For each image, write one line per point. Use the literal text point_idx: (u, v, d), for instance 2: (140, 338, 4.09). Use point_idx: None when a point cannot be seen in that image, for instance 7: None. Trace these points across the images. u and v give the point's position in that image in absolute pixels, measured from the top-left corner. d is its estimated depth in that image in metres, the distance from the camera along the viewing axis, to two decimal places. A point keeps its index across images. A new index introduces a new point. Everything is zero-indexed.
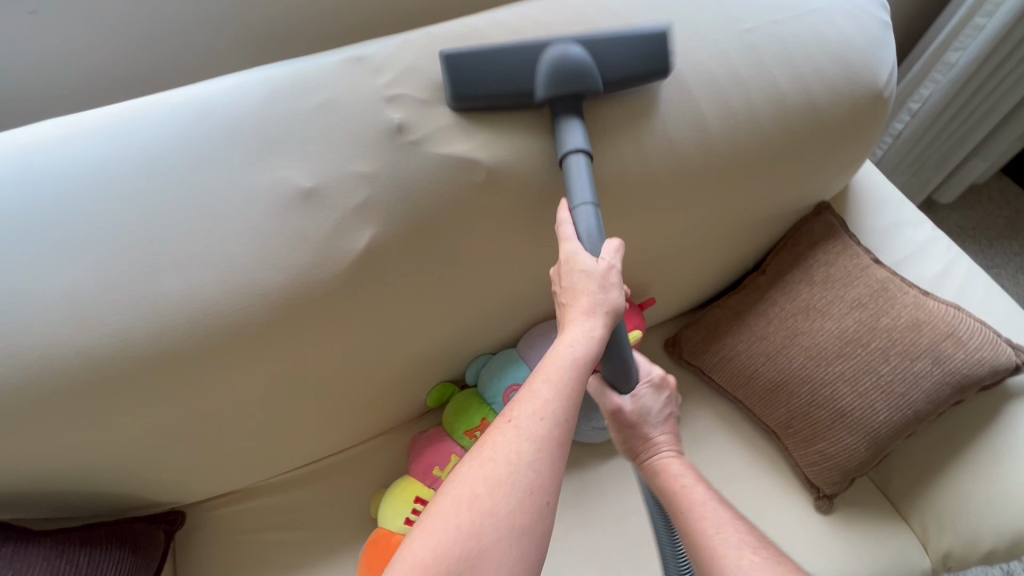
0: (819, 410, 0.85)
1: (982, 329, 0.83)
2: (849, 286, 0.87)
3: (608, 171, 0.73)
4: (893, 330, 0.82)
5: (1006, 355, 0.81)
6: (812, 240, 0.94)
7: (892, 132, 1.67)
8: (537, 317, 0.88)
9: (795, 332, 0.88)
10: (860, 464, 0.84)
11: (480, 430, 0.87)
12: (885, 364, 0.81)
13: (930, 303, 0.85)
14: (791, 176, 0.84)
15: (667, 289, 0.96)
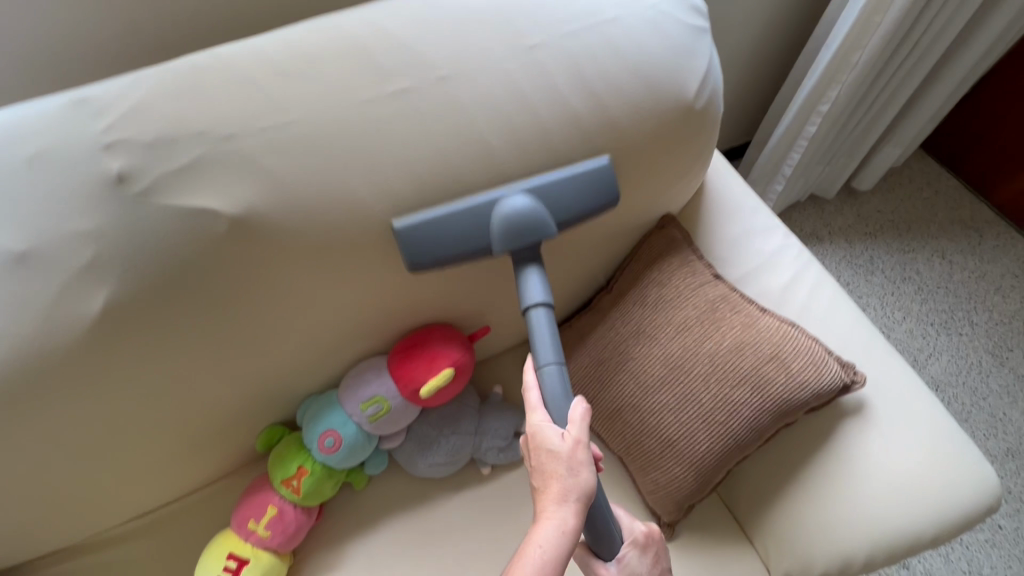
0: (649, 439, 0.83)
1: (815, 347, 0.79)
2: (680, 308, 0.84)
3: (385, 207, 0.68)
4: (715, 356, 0.80)
5: (835, 374, 0.77)
6: (653, 257, 0.89)
7: (805, 136, 1.52)
8: (354, 357, 0.83)
9: (628, 358, 0.85)
10: (690, 493, 0.81)
11: (297, 479, 0.82)
12: (707, 392, 0.79)
13: (761, 322, 0.81)
14: (609, 198, 0.79)
15: (505, 316, 0.92)
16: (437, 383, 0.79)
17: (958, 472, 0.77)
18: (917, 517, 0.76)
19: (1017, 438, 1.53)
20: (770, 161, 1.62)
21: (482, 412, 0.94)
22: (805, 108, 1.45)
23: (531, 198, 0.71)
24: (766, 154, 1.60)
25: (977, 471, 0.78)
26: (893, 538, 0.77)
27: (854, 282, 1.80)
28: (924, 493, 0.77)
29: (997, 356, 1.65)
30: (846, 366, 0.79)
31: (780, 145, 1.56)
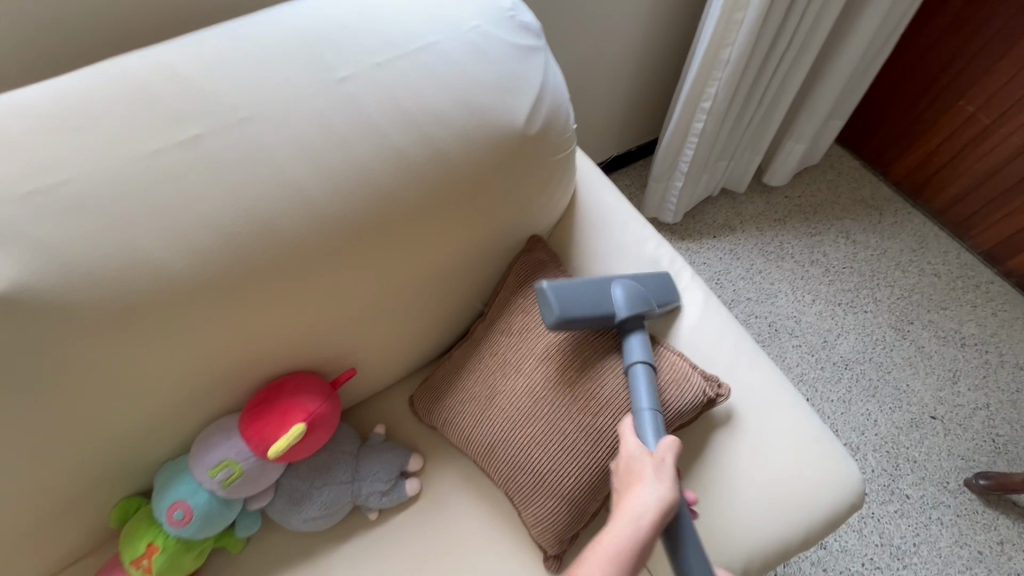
0: (523, 474, 0.83)
1: (677, 364, 0.81)
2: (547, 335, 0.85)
3: (188, 267, 0.62)
4: (580, 383, 0.81)
5: (696, 391, 0.78)
6: (519, 285, 0.88)
7: (694, 132, 1.55)
8: (203, 419, 0.78)
9: (499, 392, 0.85)
10: (570, 524, 0.81)
11: (148, 558, 0.76)
12: (572, 422, 0.80)
13: (626, 342, 0.82)
14: (455, 231, 0.77)
15: (372, 357, 0.88)
16: (286, 441, 0.75)
17: (822, 472, 0.78)
18: (786, 523, 0.76)
19: (920, 409, 1.59)
20: (667, 158, 1.65)
21: (360, 457, 0.89)
22: (689, 105, 1.49)
23: (631, 281, 0.82)
24: (662, 152, 1.63)
25: (840, 469, 0.78)
26: (764, 545, 0.77)
27: (765, 269, 1.84)
28: (790, 498, 0.77)
29: (899, 330, 1.72)
30: (710, 381, 0.80)
31: (673, 142, 1.59)
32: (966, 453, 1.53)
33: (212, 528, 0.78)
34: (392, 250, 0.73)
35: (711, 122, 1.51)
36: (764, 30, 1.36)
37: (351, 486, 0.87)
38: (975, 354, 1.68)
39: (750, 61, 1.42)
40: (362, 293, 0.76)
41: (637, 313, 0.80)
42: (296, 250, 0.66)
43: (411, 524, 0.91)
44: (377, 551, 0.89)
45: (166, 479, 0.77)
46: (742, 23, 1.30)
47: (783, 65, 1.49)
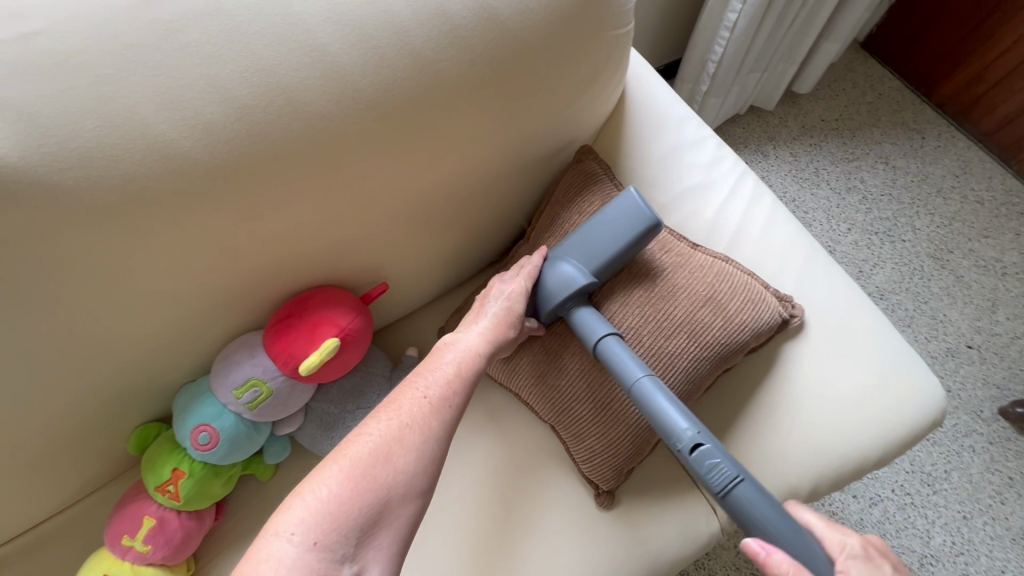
0: (578, 404, 0.77)
1: (751, 284, 0.72)
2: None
3: (198, 145, 0.52)
4: (645, 303, 0.72)
5: (773, 313, 0.71)
6: (573, 198, 0.79)
7: (726, 26, 1.40)
8: (225, 336, 0.70)
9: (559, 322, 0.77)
10: (629, 455, 0.76)
11: (174, 484, 0.70)
12: (635, 347, 0.72)
13: (693, 260, 0.74)
14: (500, 120, 0.66)
15: (404, 271, 0.79)
16: (321, 357, 0.67)
17: (903, 389, 0.72)
18: (862, 441, 0.71)
19: (957, 338, 1.54)
20: (696, 59, 1.53)
21: (394, 379, 0.82)
22: None
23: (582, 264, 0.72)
24: (692, 46, 1.49)
25: (921, 386, 0.72)
26: (838, 466, 0.71)
27: (800, 197, 1.74)
28: (866, 415, 0.71)
29: (938, 260, 1.64)
30: (783, 300, 0.73)
31: (704, 34, 1.47)
32: (1002, 382, 1.49)
33: (240, 454, 0.72)
34: (432, 139, 0.63)
35: (748, 15, 1.35)
36: None
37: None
38: (1016, 283, 1.61)
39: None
40: (397, 190, 0.66)
41: (554, 272, 0.73)
42: (325, 131, 0.57)
43: None
44: None
45: (185, 402, 0.70)
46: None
47: None
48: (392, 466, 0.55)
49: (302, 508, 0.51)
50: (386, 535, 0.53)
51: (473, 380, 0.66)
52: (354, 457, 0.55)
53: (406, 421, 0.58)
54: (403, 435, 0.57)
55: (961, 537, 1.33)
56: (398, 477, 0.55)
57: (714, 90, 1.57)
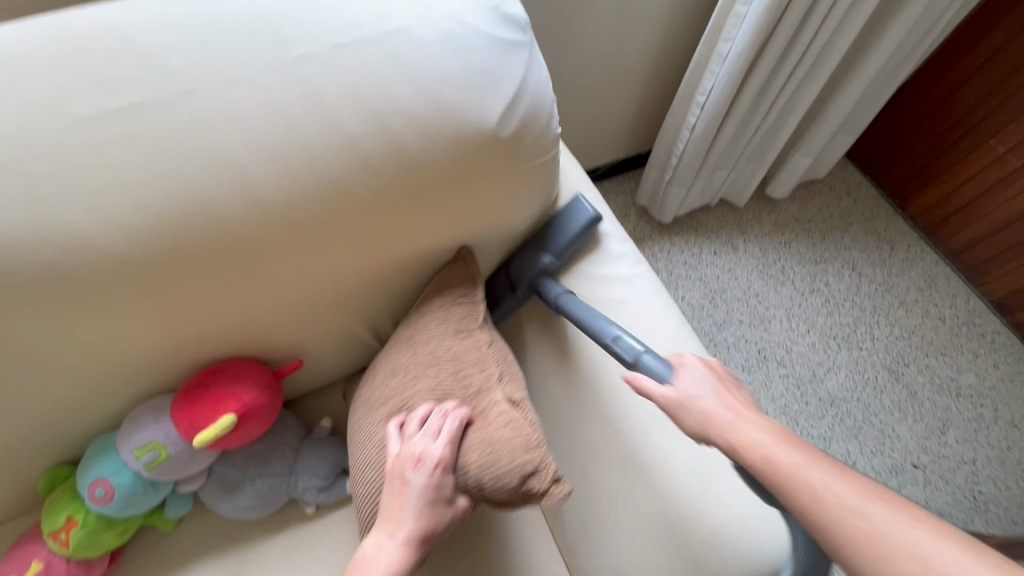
0: (358, 502, 0.77)
1: (499, 437, 0.73)
2: (415, 373, 0.78)
3: (112, 241, 0.59)
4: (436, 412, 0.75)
5: (509, 471, 0.71)
6: (426, 299, 0.81)
7: (686, 126, 1.50)
8: (138, 397, 0.75)
9: (375, 430, 0.78)
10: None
11: (66, 531, 0.74)
12: None
13: (497, 390, 0.76)
14: (411, 232, 0.72)
15: (322, 348, 0.85)
16: (214, 431, 0.71)
17: (699, 511, 0.74)
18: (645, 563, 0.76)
19: (902, 455, 1.53)
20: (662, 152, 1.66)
21: (299, 450, 0.86)
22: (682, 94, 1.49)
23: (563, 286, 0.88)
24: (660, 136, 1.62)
25: (737, 513, 0.73)
26: None
27: (763, 292, 1.78)
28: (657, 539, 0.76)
29: (893, 372, 1.66)
30: (537, 466, 0.72)
31: (670, 129, 1.58)
32: (945, 507, 1.47)
33: (136, 507, 0.76)
34: (341, 247, 0.69)
35: (705, 119, 1.45)
36: (770, 32, 1.28)
37: (284, 483, 0.84)
38: (969, 406, 1.61)
39: (756, 61, 1.35)
40: (310, 289, 0.72)
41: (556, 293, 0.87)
42: (236, 237, 0.63)
43: (345, 522, 0.89)
44: (310, 546, 0.87)
45: (91, 455, 0.74)
46: (743, 19, 1.24)
47: (792, 73, 1.40)
48: None
49: None
50: None
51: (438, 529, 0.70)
52: None
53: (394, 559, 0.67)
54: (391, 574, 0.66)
55: None
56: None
57: (684, 188, 1.69)
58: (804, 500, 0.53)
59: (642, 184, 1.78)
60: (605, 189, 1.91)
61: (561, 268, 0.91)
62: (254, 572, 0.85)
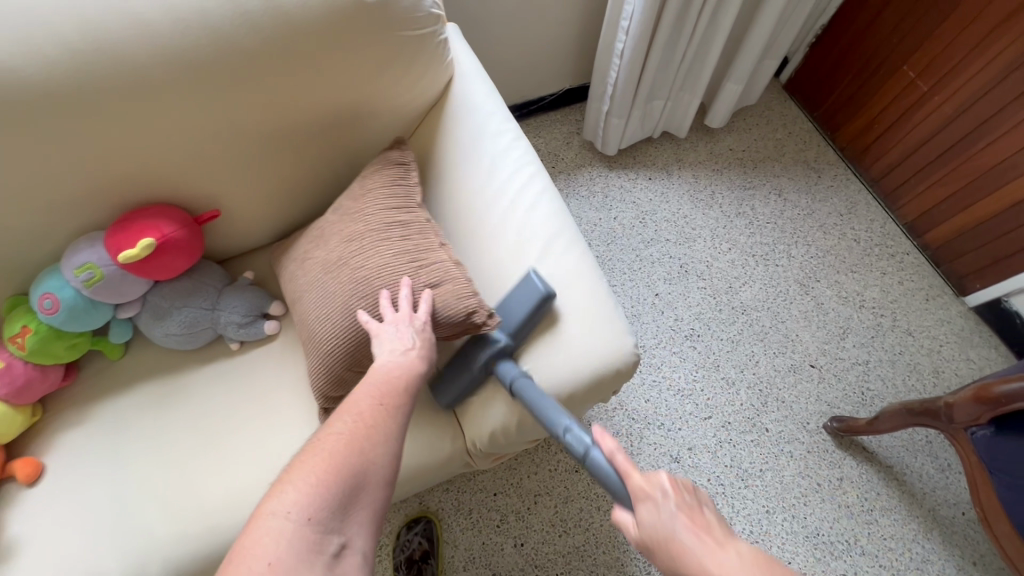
0: (302, 333, 0.96)
1: (453, 286, 0.90)
2: (372, 237, 0.93)
3: (41, 75, 0.75)
4: (364, 269, 0.92)
5: (462, 308, 0.88)
6: (367, 173, 0.99)
7: (616, 52, 1.58)
8: (75, 232, 0.91)
9: (330, 280, 0.93)
10: (330, 386, 0.93)
11: (21, 337, 0.90)
12: (350, 299, 0.91)
13: (431, 252, 0.93)
14: (297, 88, 0.88)
15: (237, 203, 0.99)
16: (137, 251, 0.85)
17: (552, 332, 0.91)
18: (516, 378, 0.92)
19: (802, 357, 1.69)
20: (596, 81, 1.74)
21: (222, 292, 1.02)
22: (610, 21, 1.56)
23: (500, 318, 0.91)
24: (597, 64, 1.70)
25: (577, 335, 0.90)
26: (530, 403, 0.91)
27: (691, 214, 1.90)
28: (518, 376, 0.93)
29: (804, 286, 1.79)
30: (482, 306, 0.89)
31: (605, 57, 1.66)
32: (834, 401, 1.63)
33: (80, 323, 0.92)
34: (235, 95, 0.85)
35: (631, 44, 1.53)
36: None
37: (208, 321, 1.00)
38: (870, 316, 1.75)
39: None
40: (216, 138, 0.89)
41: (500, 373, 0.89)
42: (144, 79, 0.80)
43: (264, 359, 1.05)
44: (234, 374, 1.04)
45: (40, 277, 0.91)
46: None
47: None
48: (363, 457, 0.73)
49: (288, 495, 0.68)
50: (362, 514, 0.71)
51: (413, 370, 0.82)
52: (321, 457, 0.72)
53: (358, 422, 0.76)
54: (362, 436, 0.75)
55: (759, 528, 1.46)
56: (376, 459, 0.74)
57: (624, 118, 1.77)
58: (694, 558, 0.66)
59: (588, 119, 1.88)
60: (549, 118, 2.01)
61: (517, 345, 0.92)
62: (186, 393, 1.02)
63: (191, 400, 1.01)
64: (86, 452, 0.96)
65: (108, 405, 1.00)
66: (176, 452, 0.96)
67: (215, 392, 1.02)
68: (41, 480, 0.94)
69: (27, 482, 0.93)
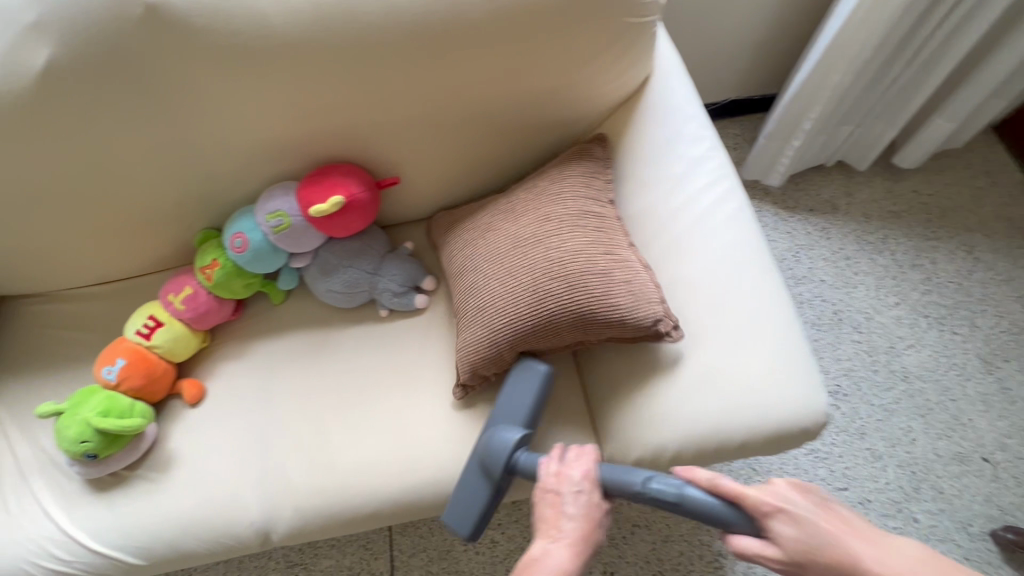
0: (468, 300, 0.91)
1: (646, 285, 0.84)
2: (569, 220, 0.88)
3: (283, 24, 0.79)
4: (554, 252, 0.86)
5: (651, 314, 0.82)
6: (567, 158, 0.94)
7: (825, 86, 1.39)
8: (272, 178, 0.95)
9: (510, 258, 0.89)
10: (486, 363, 0.89)
11: (211, 269, 0.97)
12: (531, 279, 0.86)
13: (626, 255, 0.86)
14: (503, 65, 0.86)
15: (416, 173, 0.99)
16: (328, 206, 0.88)
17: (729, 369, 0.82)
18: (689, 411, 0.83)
19: (973, 446, 1.43)
20: (791, 109, 1.48)
21: (384, 258, 1.03)
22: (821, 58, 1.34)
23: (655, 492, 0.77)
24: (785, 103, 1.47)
25: (756, 376, 0.82)
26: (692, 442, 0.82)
27: (855, 258, 1.68)
28: (706, 373, 0.83)
29: (987, 364, 1.52)
30: (668, 315, 0.83)
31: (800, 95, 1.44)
32: (1008, 508, 1.37)
33: (259, 266, 0.97)
34: (444, 66, 0.84)
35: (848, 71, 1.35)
36: None
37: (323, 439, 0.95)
38: None
39: None
40: (414, 105, 0.88)
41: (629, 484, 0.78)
42: (369, 39, 0.81)
43: (408, 332, 1.05)
44: (379, 340, 1.05)
45: (235, 218, 0.96)
46: None
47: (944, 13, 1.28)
48: None
49: None
50: None
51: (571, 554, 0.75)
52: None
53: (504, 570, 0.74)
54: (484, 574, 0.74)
55: None
56: None
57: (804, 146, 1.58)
58: None
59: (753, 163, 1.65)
60: None
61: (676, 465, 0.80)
62: (332, 350, 1.04)
63: (337, 356, 1.04)
64: (240, 386, 1.02)
65: (265, 345, 1.05)
66: (318, 405, 0.99)
67: (358, 355, 1.03)
68: (202, 403, 1.01)
69: (191, 402, 1.00)
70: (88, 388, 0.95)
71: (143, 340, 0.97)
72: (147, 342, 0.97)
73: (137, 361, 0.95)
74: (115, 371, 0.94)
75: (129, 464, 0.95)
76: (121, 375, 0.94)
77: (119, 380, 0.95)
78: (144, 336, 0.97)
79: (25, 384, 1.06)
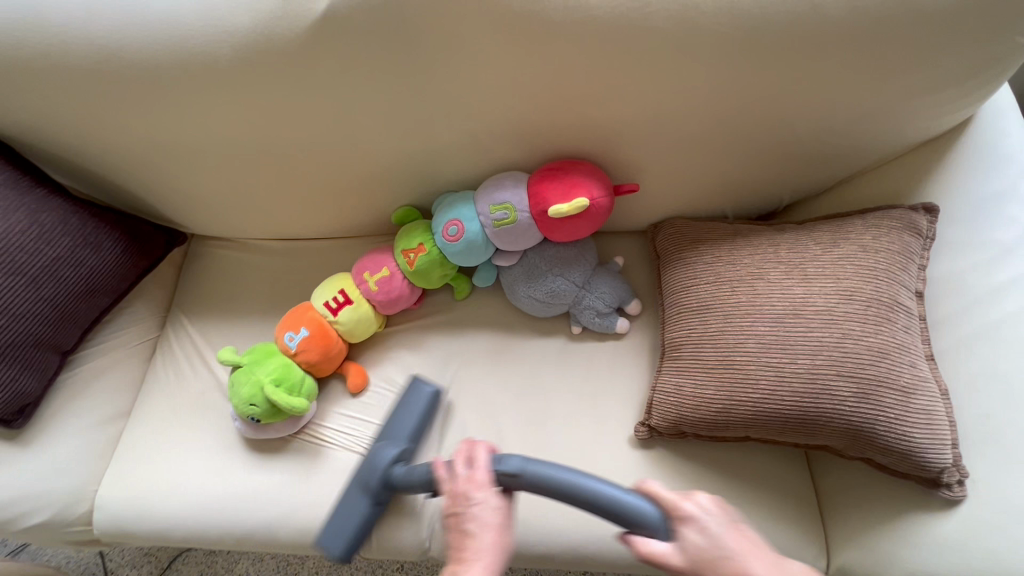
0: (709, 350, 0.75)
1: (943, 423, 0.67)
2: (874, 305, 0.69)
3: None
4: (847, 339, 0.69)
5: (940, 464, 0.66)
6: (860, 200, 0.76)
7: None
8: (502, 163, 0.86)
9: (780, 327, 0.72)
10: (710, 426, 0.75)
11: (415, 253, 0.90)
12: (805, 362, 0.69)
13: (927, 374, 0.69)
14: (826, 74, 0.70)
15: (656, 184, 0.86)
16: (570, 208, 0.78)
17: None
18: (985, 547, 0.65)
19: None
20: None
21: (594, 271, 0.92)
22: None
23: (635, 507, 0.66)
24: None
25: None
26: None
27: None
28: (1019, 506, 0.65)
29: None
30: (957, 467, 0.67)
31: None
32: None
33: (467, 258, 0.89)
34: (755, 65, 0.70)
35: None
36: None
37: (383, 439, 0.85)
38: None
39: None
40: (696, 107, 0.75)
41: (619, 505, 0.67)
42: (679, 23, 0.68)
43: (603, 356, 0.93)
44: (569, 360, 0.93)
45: (450, 203, 0.88)
46: None
47: None
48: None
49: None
50: None
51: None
52: None
53: None
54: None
55: None
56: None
57: None
58: None
59: None
60: None
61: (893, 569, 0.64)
62: (514, 358, 0.94)
63: (520, 367, 0.94)
64: (416, 378, 0.95)
65: (445, 338, 0.97)
66: (498, 419, 0.90)
67: (544, 370, 0.93)
68: (363, 394, 0.95)
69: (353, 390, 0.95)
70: (266, 346, 0.93)
71: (329, 315, 0.92)
72: (333, 318, 0.92)
73: (319, 335, 0.91)
74: (296, 340, 0.91)
75: (294, 432, 0.93)
76: (300, 345, 0.91)
77: (297, 350, 0.91)
78: (331, 311, 0.92)
79: (203, 327, 1.04)
